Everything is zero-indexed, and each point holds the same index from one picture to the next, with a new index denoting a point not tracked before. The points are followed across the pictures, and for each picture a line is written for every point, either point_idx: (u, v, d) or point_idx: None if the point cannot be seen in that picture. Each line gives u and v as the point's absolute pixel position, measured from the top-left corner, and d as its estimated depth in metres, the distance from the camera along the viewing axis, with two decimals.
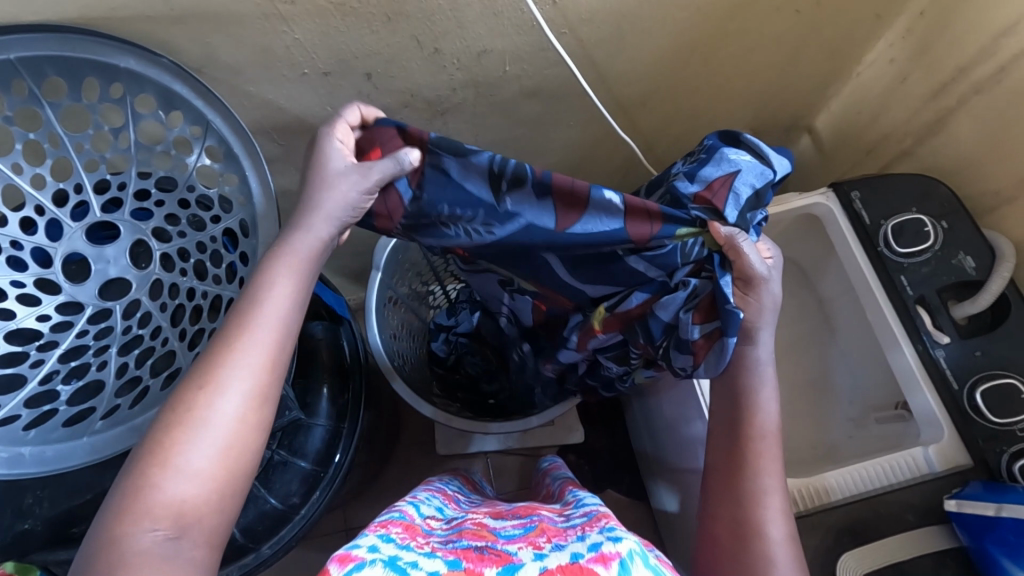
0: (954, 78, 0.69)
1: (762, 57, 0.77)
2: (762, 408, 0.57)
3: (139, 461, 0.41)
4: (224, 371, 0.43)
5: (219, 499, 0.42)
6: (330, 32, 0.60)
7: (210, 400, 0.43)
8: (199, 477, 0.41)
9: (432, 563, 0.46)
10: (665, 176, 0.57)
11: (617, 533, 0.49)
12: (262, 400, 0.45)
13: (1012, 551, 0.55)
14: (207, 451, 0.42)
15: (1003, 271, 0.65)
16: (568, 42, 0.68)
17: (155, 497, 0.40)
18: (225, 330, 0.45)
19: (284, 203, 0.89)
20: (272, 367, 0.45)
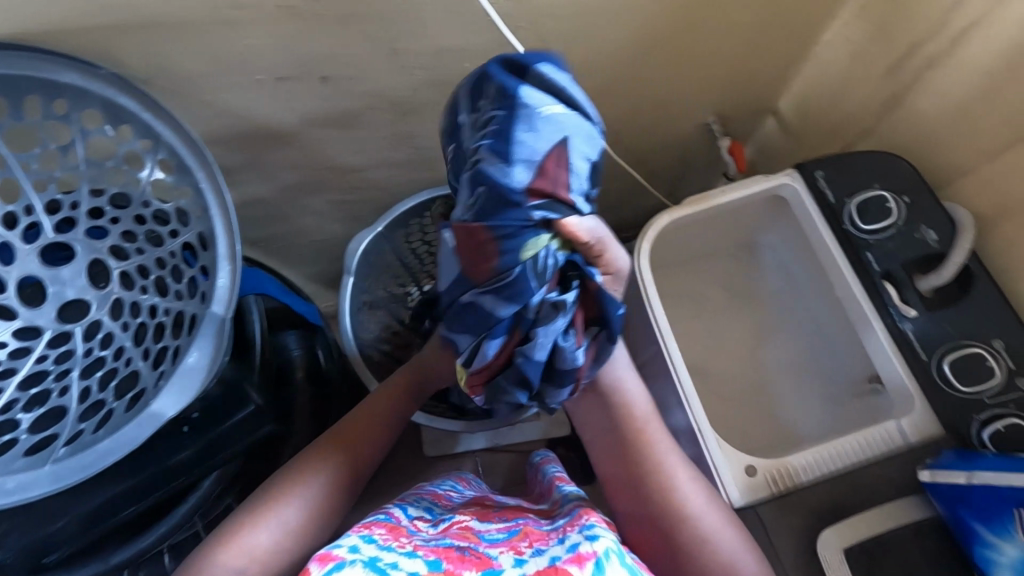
0: (908, 54, 0.69)
1: (723, 41, 0.77)
2: (634, 399, 0.65)
3: (246, 510, 0.57)
4: (326, 457, 0.62)
5: (292, 557, 0.56)
6: (281, 37, 0.59)
7: (312, 476, 0.60)
8: (286, 530, 0.56)
9: (413, 563, 0.47)
10: (460, 151, 0.51)
11: (595, 531, 0.49)
12: (344, 488, 0.61)
13: (984, 516, 0.55)
14: (297, 511, 0.57)
15: (964, 244, 0.64)
16: (527, 37, 0.67)
17: (254, 538, 0.55)
18: (334, 432, 0.65)
19: (252, 213, 0.88)
20: (356, 465, 0.63)
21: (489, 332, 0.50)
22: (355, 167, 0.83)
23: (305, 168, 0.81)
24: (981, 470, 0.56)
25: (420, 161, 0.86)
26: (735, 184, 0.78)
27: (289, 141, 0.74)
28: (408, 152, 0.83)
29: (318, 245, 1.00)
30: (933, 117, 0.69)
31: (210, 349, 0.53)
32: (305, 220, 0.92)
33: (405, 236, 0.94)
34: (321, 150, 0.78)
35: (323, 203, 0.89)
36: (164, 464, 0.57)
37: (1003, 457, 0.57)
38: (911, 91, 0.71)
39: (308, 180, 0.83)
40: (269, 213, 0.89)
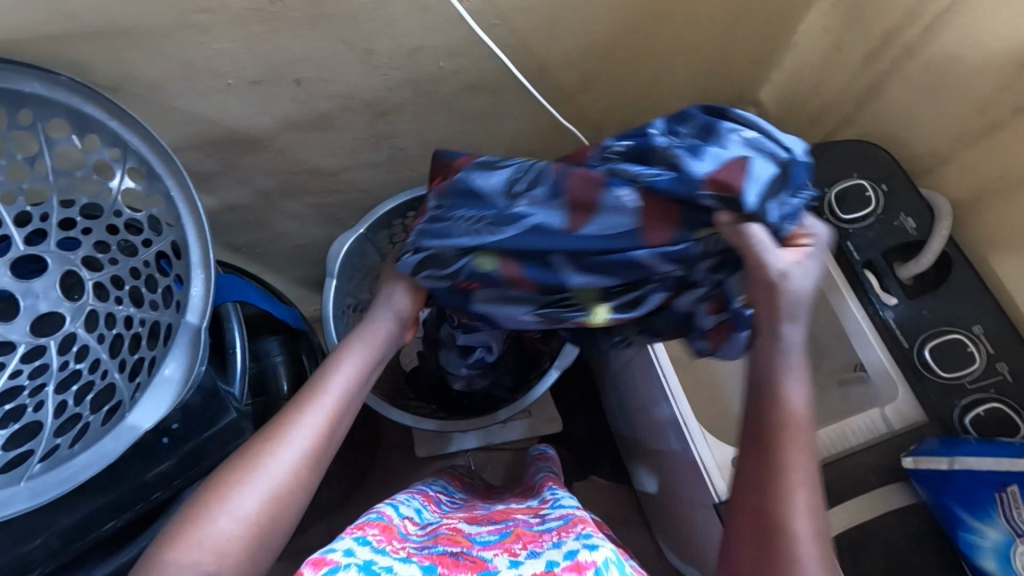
0: (883, 41, 0.69)
1: (700, 33, 0.77)
2: (791, 395, 0.45)
3: (193, 504, 0.44)
4: (289, 427, 0.47)
5: (251, 554, 0.43)
6: (252, 39, 0.58)
7: (271, 451, 0.45)
8: (243, 523, 0.43)
9: (408, 568, 0.45)
10: (640, 132, 0.49)
11: (593, 541, 0.48)
12: (315, 463, 0.47)
13: (967, 502, 0.56)
14: (254, 498, 0.44)
15: (942, 230, 0.65)
16: (501, 33, 0.67)
17: (203, 535, 0.42)
18: (297, 395, 0.49)
19: (232, 218, 0.87)
20: (329, 433, 0.48)
21: (653, 284, 0.50)
22: (335, 169, 0.82)
23: (283, 172, 0.80)
24: (961, 456, 0.56)
25: (400, 161, 0.85)
26: None
27: (265, 145, 0.74)
28: (388, 153, 0.82)
29: (301, 248, 0.99)
30: (910, 104, 0.69)
31: (185, 359, 0.52)
32: (286, 224, 0.92)
33: (387, 235, 0.94)
34: (298, 153, 0.77)
35: (304, 206, 0.89)
36: (145, 477, 0.56)
37: (988, 442, 0.57)
38: (888, 78, 0.70)
39: (288, 183, 0.83)
40: (249, 218, 0.88)
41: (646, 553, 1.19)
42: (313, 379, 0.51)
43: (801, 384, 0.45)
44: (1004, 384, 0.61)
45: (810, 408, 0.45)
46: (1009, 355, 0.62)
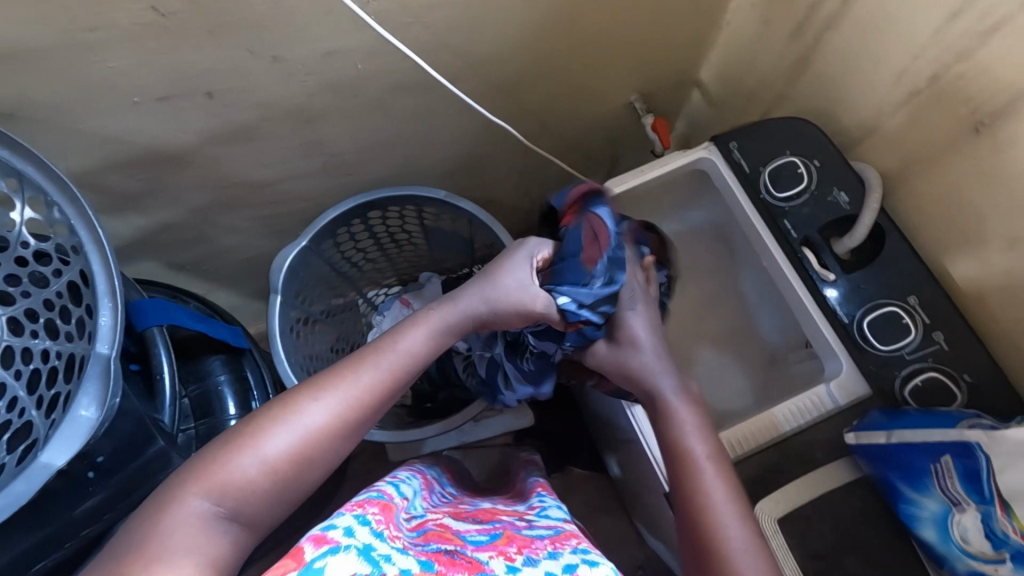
0: (808, 15, 0.68)
1: (626, 19, 0.76)
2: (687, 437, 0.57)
3: (229, 438, 0.46)
4: (332, 389, 0.50)
5: (269, 496, 0.45)
6: (148, 55, 0.56)
7: (310, 406, 0.48)
8: (267, 468, 0.45)
9: (406, 560, 0.42)
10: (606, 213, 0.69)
11: (592, 558, 0.47)
12: (347, 429, 0.49)
13: (905, 474, 0.56)
14: (284, 445, 0.46)
15: (873, 203, 0.65)
16: (419, 32, 0.64)
17: (229, 470, 0.44)
18: (350, 360, 0.53)
19: (171, 237, 0.85)
20: (366, 404, 0.51)
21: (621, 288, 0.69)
22: (267, 181, 0.80)
23: (214, 187, 0.78)
24: (898, 429, 0.56)
25: (337, 168, 0.83)
26: (656, 161, 0.76)
27: (188, 162, 0.72)
28: (322, 160, 0.80)
29: (250, 261, 0.97)
30: (836, 78, 0.68)
31: (98, 392, 0.51)
32: (229, 239, 0.90)
33: (333, 244, 0.92)
34: (224, 168, 0.75)
35: (244, 220, 0.87)
36: (74, 513, 0.54)
37: (929, 413, 0.56)
38: (814, 52, 0.69)
39: (222, 199, 0.81)
40: (188, 235, 0.86)
41: (626, 540, 1.19)
42: (370, 351, 0.54)
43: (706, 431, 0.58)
44: (941, 353, 0.61)
45: (712, 448, 0.56)
46: (944, 324, 0.62)
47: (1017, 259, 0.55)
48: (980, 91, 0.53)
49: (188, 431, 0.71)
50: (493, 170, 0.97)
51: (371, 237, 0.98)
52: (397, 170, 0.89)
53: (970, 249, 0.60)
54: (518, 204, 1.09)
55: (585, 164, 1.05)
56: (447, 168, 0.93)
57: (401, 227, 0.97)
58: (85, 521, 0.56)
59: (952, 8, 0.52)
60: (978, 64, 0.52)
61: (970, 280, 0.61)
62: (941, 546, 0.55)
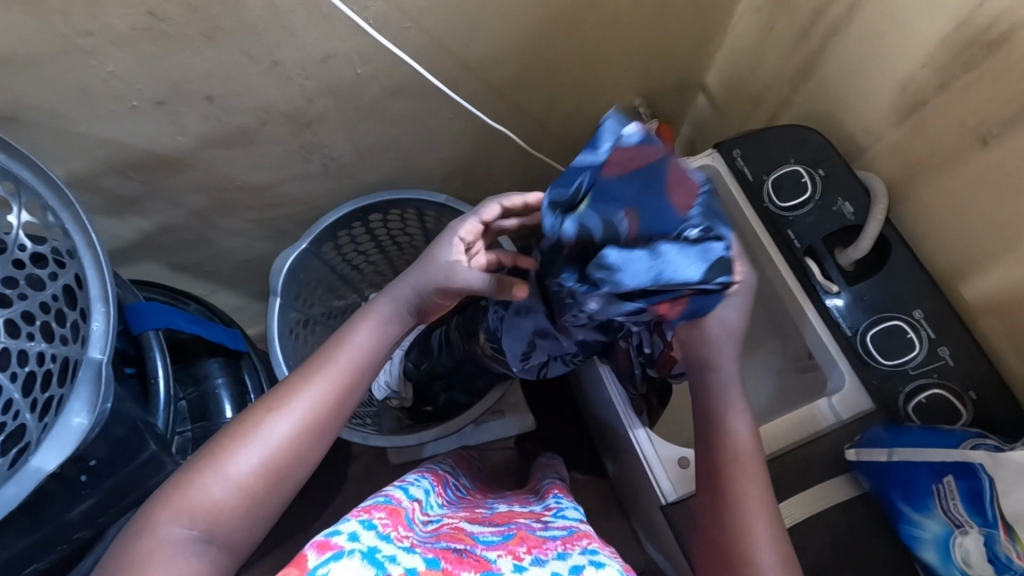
0: (813, 20, 0.66)
1: (628, 22, 0.75)
2: (734, 431, 0.51)
3: (196, 461, 0.46)
4: (288, 399, 0.49)
5: (243, 513, 0.45)
6: (146, 59, 0.56)
7: (268, 420, 0.47)
8: (236, 489, 0.45)
9: (412, 559, 0.41)
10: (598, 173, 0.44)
11: (599, 558, 0.46)
12: (311, 435, 0.48)
13: (905, 493, 0.55)
14: (250, 464, 0.46)
15: (879, 214, 0.64)
16: (417, 35, 0.64)
17: (198, 494, 0.44)
18: (304, 368, 0.51)
19: (171, 239, 0.85)
20: (329, 407, 0.50)
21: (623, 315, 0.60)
22: (267, 183, 0.80)
23: (213, 189, 0.78)
24: (900, 447, 0.55)
25: (337, 171, 0.83)
26: None
27: (187, 164, 0.72)
28: (322, 163, 0.80)
29: (251, 262, 0.97)
30: (842, 85, 0.66)
31: (89, 397, 0.51)
32: (230, 240, 0.90)
33: (334, 246, 0.92)
34: (224, 170, 0.75)
35: (245, 221, 0.87)
36: (65, 517, 0.54)
37: (931, 429, 0.55)
38: (819, 58, 0.68)
39: (223, 201, 0.81)
40: (189, 237, 0.86)
41: (626, 546, 1.18)
42: (322, 355, 0.52)
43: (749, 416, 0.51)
44: (946, 368, 0.60)
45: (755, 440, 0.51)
46: (950, 339, 0.60)
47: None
48: (989, 102, 0.52)
49: (183, 433, 0.71)
50: (495, 172, 0.97)
51: (371, 240, 0.97)
52: (397, 172, 0.88)
53: (976, 262, 0.58)
54: None
55: None
56: (448, 170, 0.92)
57: (402, 230, 0.97)
58: (77, 524, 0.56)
59: (961, 16, 0.51)
60: (987, 74, 0.51)
61: (977, 293, 0.59)
62: (942, 568, 0.53)
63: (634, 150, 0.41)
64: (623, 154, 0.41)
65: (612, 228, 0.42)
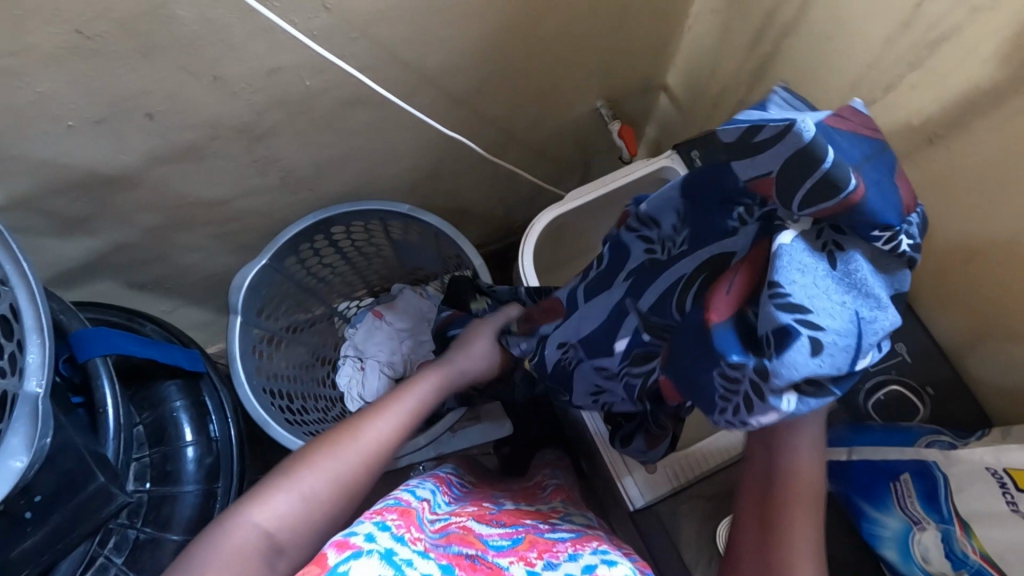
0: (765, 23, 0.66)
1: (586, 28, 0.74)
2: (802, 454, 0.42)
3: (273, 475, 0.46)
4: (364, 427, 0.50)
5: (315, 530, 0.44)
6: (78, 77, 0.54)
7: (348, 443, 0.48)
8: (311, 502, 0.44)
9: (428, 564, 0.39)
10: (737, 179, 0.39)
11: (611, 557, 0.44)
12: (381, 463, 0.49)
13: (866, 492, 0.55)
14: (328, 480, 0.45)
15: None
16: (366, 46, 0.62)
17: (274, 506, 0.43)
18: (376, 401, 0.54)
19: (126, 258, 0.83)
20: (397, 440, 0.51)
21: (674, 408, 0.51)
22: (223, 199, 0.78)
23: (165, 207, 0.76)
24: (859, 445, 0.56)
25: (296, 184, 0.81)
26: (615, 171, 0.74)
27: (135, 182, 0.70)
28: (279, 177, 0.78)
29: (214, 278, 0.95)
30: (795, 86, 0.66)
31: (26, 433, 0.48)
32: (189, 257, 0.88)
33: (297, 259, 0.90)
34: (174, 187, 0.73)
35: (203, 237, 0.85)
36: (7, 555, 0.52)
37: (889, 427, 0.56)
38: (773, 60, 0.68)
39: (177, 218, 0.79)
40: (145, 255, 0.83)
41: None
42: (392, 395, 0.55)
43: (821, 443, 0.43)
44: (903, 364, 0.61)
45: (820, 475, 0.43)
46: (907, 336, 0.61)
47: (979, 270, 0.54)
48: (933, 101, 0.52)
49: (142, 459, 0.70)
50: (460, 179, 0.96)
51: (337, 251, 0.96)
52: (359, 183, 0.87)
53: (929, 259, 0.59)
54: (488, 212, 1.08)
55: (554, 170, 1.04)
56: (413, 180, 0.91)
57: (368, 240, 0.96)
58: (24, 562, 0.54)
59: (904, 17, 0.51)
60: (931, 74, 0.51)
61: (933, 290, 0.60)
62: (902, 565, 0.53)
63: (854, 115, 0.37)
64: (848, 115, 0.37)
65: (841, 181, 0.33)
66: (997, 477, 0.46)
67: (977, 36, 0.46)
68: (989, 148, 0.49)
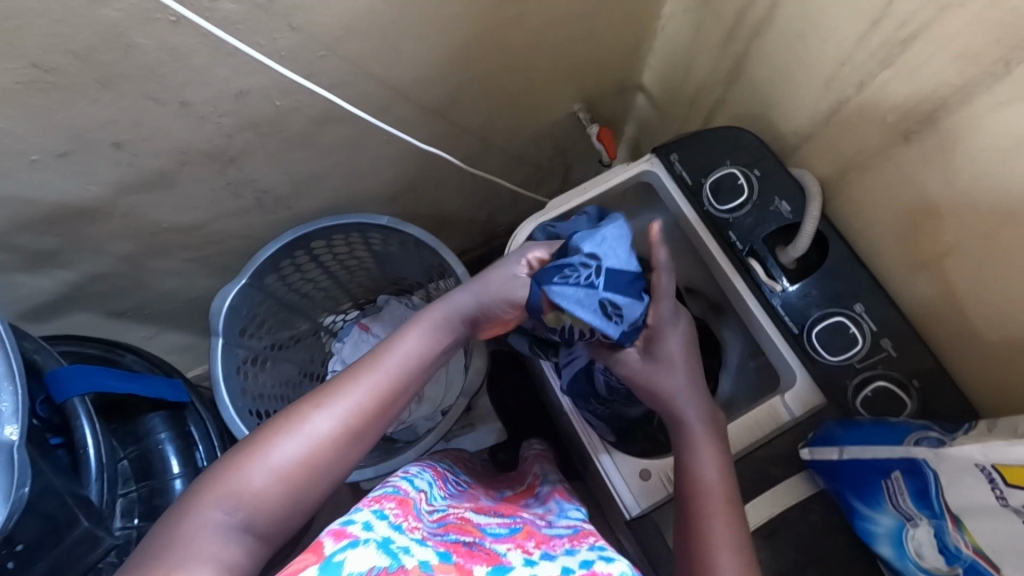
0: (737, 22, 0.66)
1: (558, 33, 0.74)
2: (700, 472, 0.55)
3: (244, 445, 0.46)
4: (335, 396, 0.50)
5: (282, 505, 0.45)
6: (37, 112, 0.52)
7: (314, 417, 0.48)
8: (278, 479, 0.45)
9: (425, 552, 0.38)
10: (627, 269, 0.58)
11: (608, 553, 0.43)
12: (354, 435, 0.49)
13: (860, 490, 0.56)
14: (293, 455, 0.46)
15: (814, 211, 0.64)
16: (335, 63, 0.61)
17: (242, 481, 0.44)
18: (357, 364, 0.53)
19: (101, 288, 0.81)
20: (371, 410, 0.50)
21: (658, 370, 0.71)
22: (199, 223, 0.77)
23: (138, 235, 0.74)
24: (850, 445, 0.56)
25: (272, 203, 0.80)
26: (596, 177, 0.73)
27: (106, 212, 0.68)
28: (254, 198, 0.77)
29: (193, 302, 0.93)
30: (770, 86, 0.67)
31: (3, 484, 0.46)
32: (165, 283, 0.86)
33: (278, 277, 0.89)
34: (147, 215, 0.71)
35: (179, 263, 0.83)
36: None
37: (880, 423, 0.56)
38: (746, 60, 0.68)
39: (150, 245, 0.77)
40: (120, 284, 0.82)
41: None
42: (372, 355, 0.54)
43: (718, 457, 0.56)
44: (890, 359, 0.61)
45: (723, 480, 0.55)
46: (890, 330, 0.62)
47: (959, 263, 0.54)
48: (908, 99, 0.52)
49: (128, 494, 0.68)
50: (439, 188, 0.95)
51: (319, 267, 0.95)
52: (336, 197, 0.85)
53: (905, 252, 0.60)
54: (469, 219, 1.07)
55: (533, 175, 1.03)
56: (391, 193, 0.90)
57: (350, 254, 0.95)
58: None
59: (875, 16, 0.51)
60: (903, 72, 0.51)
61: (912, 280, 0.60)
62: (898, 562, 0.54)
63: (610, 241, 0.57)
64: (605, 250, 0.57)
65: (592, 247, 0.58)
66: (987, 474, 0.45)
67: (947, 34, 0.46)
68: (962, 143, 0.49)
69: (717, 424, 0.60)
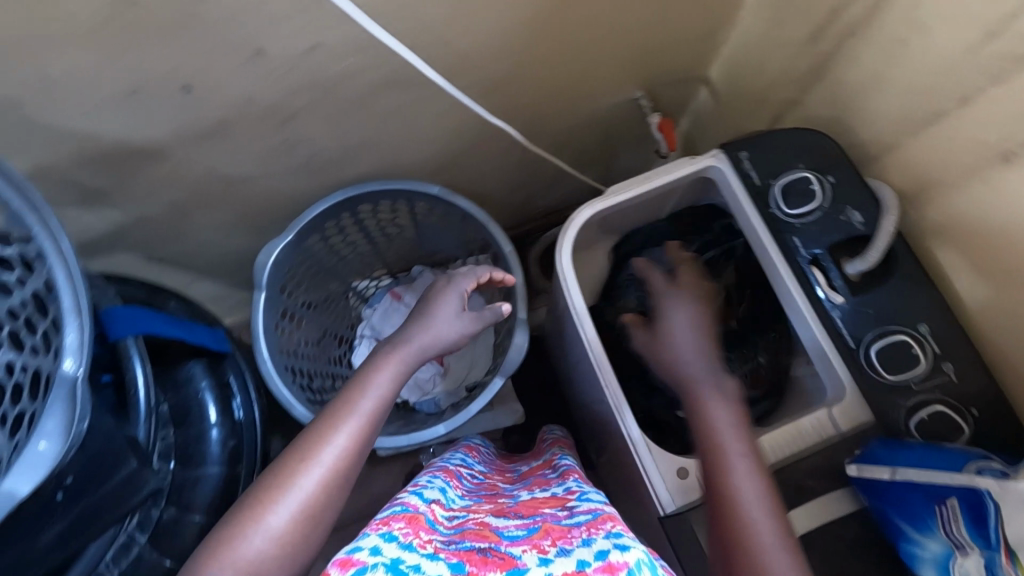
0: (828, 20, 0.63)
1: (636, 15, 0.71)
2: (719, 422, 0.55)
3: (238, 512, 0.46)
4: (314, 447, 0.48)
5: (285, 564, 0.45)
6: (115, 47, 0.51)
7: (302, 472, 0.47)
8: (275, 540, 0.45)
9: (437, 567, 0.38)
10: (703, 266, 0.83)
11: (623, 541, 0.42)
12: (342, 481, 0.48)
13: (907, 513, 0.55)
14: (287, 515, 0.45)
15: (889, 226, 0.62)
16: (410, 26, 0.60)
17: (240, 550, 0.44)
18: (329, 409, 0.51)
19: (146, 230, 0.80)
20: (355, 452, 0.49)
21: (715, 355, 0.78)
22: (250, 176, 0.76)
23: (191, 182, 0.73)
24: (902, 466, 0.55)
25: (323, 164, 0.79)
26: (663, 168, 0.73)
27: (163, 155, 0.67)
28: (308, 156, 0.76)
29: (232, 254, 0.92)
30: (854, 91, 0.64)
31: (62, 416, 0.46)
32: (209, 232, 0.85)
33: (320, 237, 0.88)
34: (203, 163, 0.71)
35: (225, 214, 0.82)
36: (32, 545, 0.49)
37: (933, 448, 0.56)
38: (831, 61, 0.65)
39: (200, 193, 0.76)
40: (165, 229, 0.81)
41: None
42: (344, 399, 0.52)
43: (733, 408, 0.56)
44: (947, 384, 0.60)
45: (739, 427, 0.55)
46: (953, 355, 0.60)
47: None
48: (1012, 118, 0.50)
49: (165, 437, 0.68)
50: (487, 163, 0.93)
51: (361, 231, 0.94)
52: (386, 163, 0.84)
53: (982, 276, 0.58)
54: (511, 198, 1.06)
55: (581, 158, 1.01)
56: (439, 164, 0.89)
57: (391, 220, 0.94)
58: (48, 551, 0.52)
59: (990, 28, 0.48)
60: (1013, 89, 0.49)
61: (981, 306, 0.59)
62: None
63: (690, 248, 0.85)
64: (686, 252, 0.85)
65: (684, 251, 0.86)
66: None
67: None
68: None
69: (727, 387, 0.58)
